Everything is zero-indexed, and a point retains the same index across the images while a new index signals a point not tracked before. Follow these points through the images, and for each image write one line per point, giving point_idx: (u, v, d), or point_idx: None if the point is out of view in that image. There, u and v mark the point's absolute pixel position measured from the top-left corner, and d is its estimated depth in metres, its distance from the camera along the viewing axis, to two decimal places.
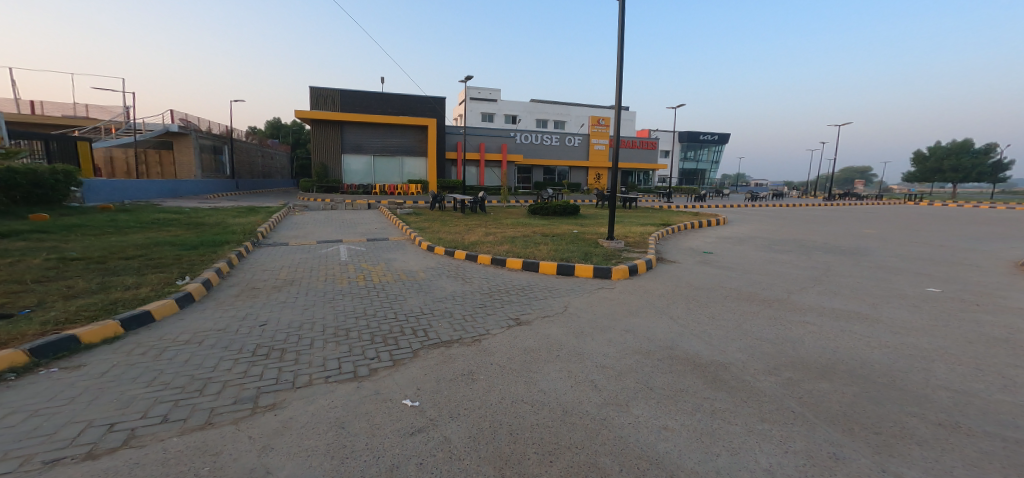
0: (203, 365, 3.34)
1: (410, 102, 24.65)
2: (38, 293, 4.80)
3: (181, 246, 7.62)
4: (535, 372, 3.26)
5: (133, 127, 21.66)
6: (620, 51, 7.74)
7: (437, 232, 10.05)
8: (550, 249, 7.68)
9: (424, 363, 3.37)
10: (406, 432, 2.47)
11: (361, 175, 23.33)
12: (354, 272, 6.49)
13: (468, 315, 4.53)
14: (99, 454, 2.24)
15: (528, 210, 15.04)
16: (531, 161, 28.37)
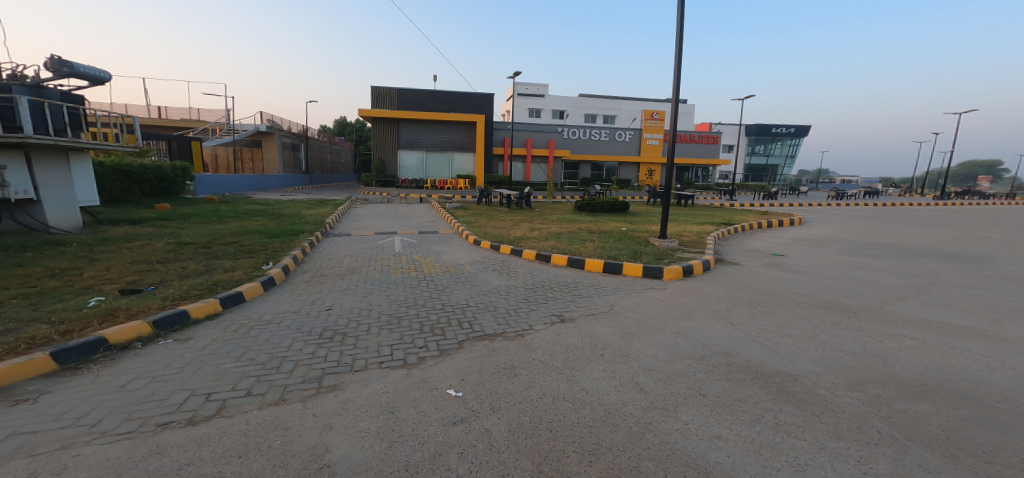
0: (280, 343, 3.61)
1: (461, 99, 25.08)
2: (161, 272, 5.45)
3: (264, 234, 8.28)
4: (577, 370, 3.24)
5: (232, 129, 23.81)
6: (680, 42, 7.41)
7: (484, 226, 10.19)
8: (596, 247, 7.56)
9: (468, 355, 3.45)
10: (449, 422, 2.55)
11: (414, 170, 24.07)
12: (406, 263, 6.73)
13: (512, 310, 4.57)
14: (199, 421, 2.49)
15: (576, 207, 14.85)
16: (578, 157, 28.02)
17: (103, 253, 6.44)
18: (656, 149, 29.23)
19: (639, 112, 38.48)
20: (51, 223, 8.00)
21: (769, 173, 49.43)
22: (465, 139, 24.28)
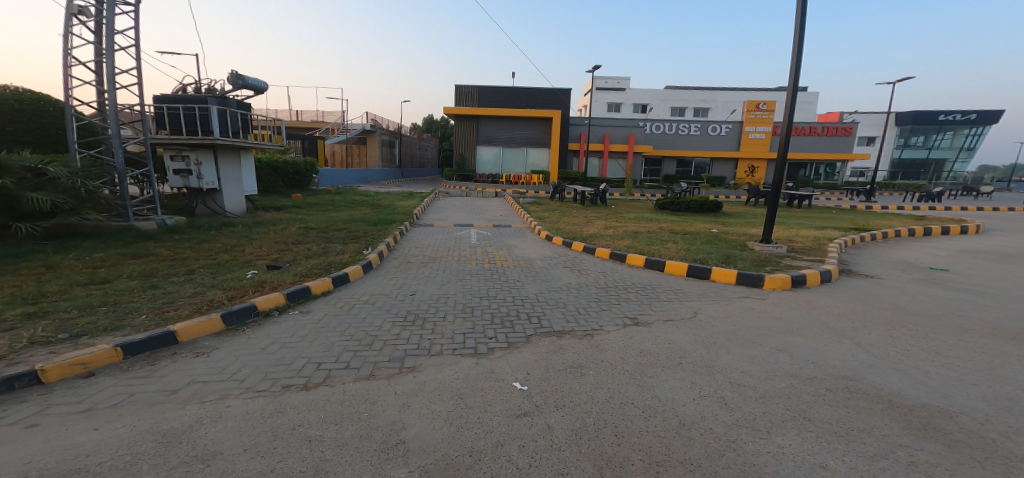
0: (373, 323, 3.94)
1: (542, 95, 25.19)
2: (295, 252, 6.23)
3: (366, 222, 9.05)
4: (650, 376, 3.11)
5: (345, 129, 26.43)
6: (801, 27, 6.71)
7: (558, 222, 10.16)
8: (678, 249, 7.13)
9: (536, 350, 3.47)
10: (513, 414, 2.59)
11: (491, 165, 24.67)
12: (481, 255, 6.93)
13: (582, 308, 4.51)
14: (310, 386, 2.82)
15: (657, 205, 14.17)
16: (660, 153, 26.81)
17: (244, 233, 7.51)
18: (758, 144, 26.67)
19: (738, 104, 35.28)
20: (229, 208, 9.55)
21: (932, 169, 41.19)
22: (545, 135, 24.28)
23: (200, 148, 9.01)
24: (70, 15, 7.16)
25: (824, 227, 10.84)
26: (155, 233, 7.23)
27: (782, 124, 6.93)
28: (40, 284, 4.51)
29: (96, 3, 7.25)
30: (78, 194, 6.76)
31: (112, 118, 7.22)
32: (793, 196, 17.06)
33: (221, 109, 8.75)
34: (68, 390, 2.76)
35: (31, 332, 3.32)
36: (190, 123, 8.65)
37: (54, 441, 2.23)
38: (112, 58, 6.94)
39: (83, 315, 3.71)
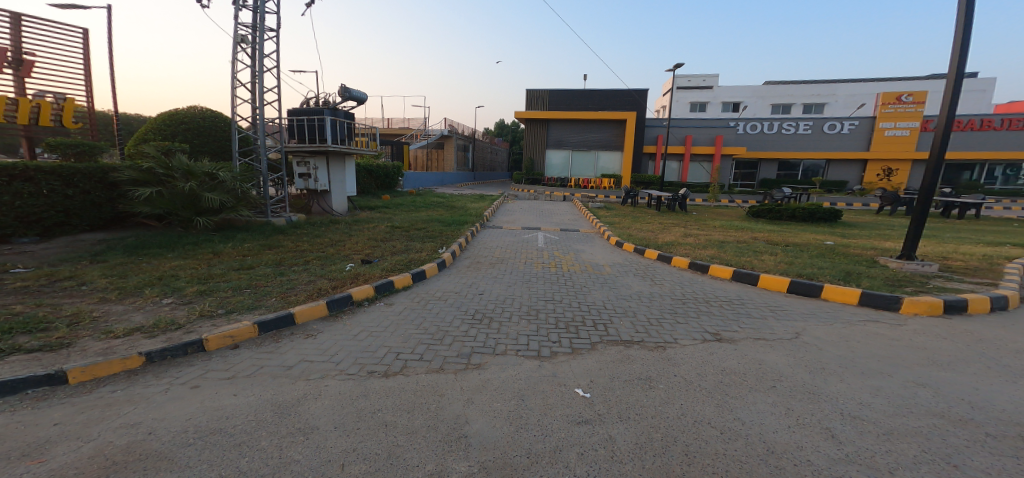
0: (444, 319, 4.12)
1: (618, 97, 24.27)
2: (384, 248, 6.74)
3: (441, 223, 9.52)
4: (734, 397, 2.87)
5: (427, 135, 28.02)
6: (964, 8, 5.78)
7: (630, 228, 9.80)
8: (775, 262, 6.51)
9: (601, 357, 3.38)
10: (574, 420, 2.55)
11: (559, 169, 24.54)
12: (547, 258, 6.91)
13: (655, 319, 4.28)
14: (389, 374, 3.02)
15: (751, 212, 13.00)
16: (758, 156, 24.65)
17: (345, 230, 8.28)
18: (902, 142, 23.41)
19: (869, 98, 31.35)
20: (335, 207, 10.53)
21: None
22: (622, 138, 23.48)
23: (316, 154, 10.13)
24: (235, 43, 8.39)
25: (994, 243, 8.97)
26: (276, 226, 8.25)
27: (938, 118, 5.98)
28: (201, 267, 5.38)
29: (253, 30, 8.38)
30: (237, 193, 7.80)
31: (260, 130, 8.38)
32: (955, 203, 14.42)
33: (334, 120, 9.78)
34: (221, 358, 3.25)
35: (200, 306, 4.01)
36: (312, 133, 9.76)
37: (204, 402, 2.65)
38: (263, 79, 8.04)
39: (235, 295, 4.38)
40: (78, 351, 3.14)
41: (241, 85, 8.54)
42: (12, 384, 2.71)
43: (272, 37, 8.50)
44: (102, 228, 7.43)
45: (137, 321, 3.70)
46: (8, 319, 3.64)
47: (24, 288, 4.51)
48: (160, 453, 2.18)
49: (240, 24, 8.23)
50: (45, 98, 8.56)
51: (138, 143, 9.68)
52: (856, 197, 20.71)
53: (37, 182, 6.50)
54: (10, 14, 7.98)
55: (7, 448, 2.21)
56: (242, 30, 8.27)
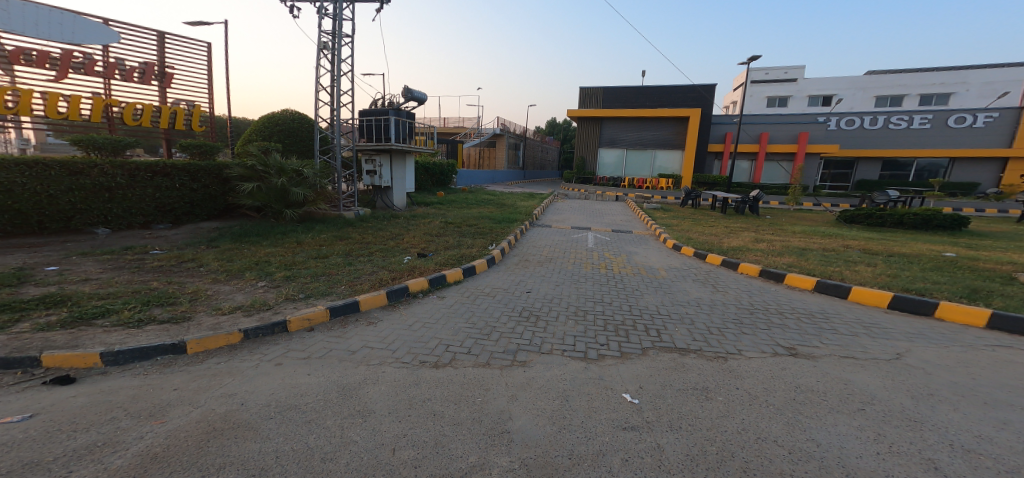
0: (492, 315, 4.17)
1: (681, 93, 22.88)
2: (440, 243, 6.99)
3: (492, 220, 9.66)
4: (809, 417, 2.61)
5: (482, 133, 28.41)
6: None
7: (690, 231, 9.24)
8: (868, 273, 5.81)
9: (653, 364, 3.24)
10: (620, 425, 2.48)
11: (611, 168, 23.74)
12: (597, 259, 6.75)
13: (716, 329, 4.00)
14: (438, 365, 3.13)
15: (842, 217, 11.73)
16: (858, 154, 22.07)
17: (404, 224, 8.70)
18: None
19: (1016, 86, 26.88)
20: (395, 203, 11.11)
21: None
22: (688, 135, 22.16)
23: (382, 153, 10.72)
24: (319, 50, 9.12)
25: None
26: (350, 220, 8.86)
27: None
28: (287, 254, 5.94)
29: (333, 37, 9.03)
30: (318, 188, 8.49)
31: (337, 130, 9.03)
32: None
33: (397, 120, 10.29)
34: (300, 339, 3.58)
35: (286, 290, 4.44)
36: (381, 132, 10.32)
37: (285, 379, 2.93)
38: (340, 83, 8.64)
39: (313, 281, 4.78)
40: (195, 324, 3.63)
41: (323, 88, 9.25)
42: (145, 351, 3.19)
43: (349, 42, 9.11)
44: (215, 217, 8.46)
45: (238, 301, 4.19)
46: (144, 293, 4.29)
47: (155, 267, 5.28)
48: (247, 423, 2.44)
49: (321, 32, 8.91)
50: (180, 105, 9.57)
51: (244, 143, 10.94)
52: (986, 201, 17.82)
53: (172, 177, 7.62)
54: (154, 33, 9.27)
55: (138, 407, 2.60)
56: (324, 38, 8.96)
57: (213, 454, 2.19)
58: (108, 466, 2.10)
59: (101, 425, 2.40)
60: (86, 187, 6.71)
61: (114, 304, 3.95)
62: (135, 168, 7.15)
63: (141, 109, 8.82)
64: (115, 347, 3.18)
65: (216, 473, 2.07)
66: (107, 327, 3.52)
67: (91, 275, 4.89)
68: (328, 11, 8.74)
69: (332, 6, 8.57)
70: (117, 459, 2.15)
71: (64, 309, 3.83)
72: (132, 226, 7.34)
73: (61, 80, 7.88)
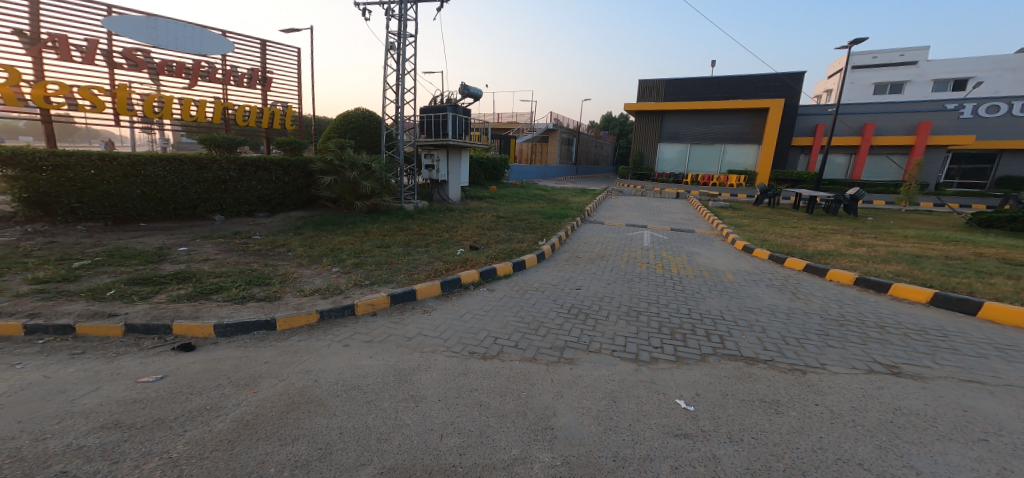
0: (540, 310, 4.16)
1: (760, 82, 20.39)
2: (491, 236, 7.09)
3: (542, 215, 9.61)
4: (909, 442, 2.30)
5: (535, 128, 28.18)
6: None
7: (764, 232, 8.45)
8: (999, 287, 4.95)
9: (713, 371, 3.05)
10: (671, 432, 2.38)
11: (671, 163, 22.44)
12: (653, 259, 6.43)
13: (794, 340, 3.63)
14: (486, 357, 3.20)
15: (977, 221, 10.11)
16: (999, 146, 18.78)
17: (457, 217, 8.94)
18: None
19: None
20: (450, 196, 11.47)
21: None
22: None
23: (440, 148, 11.08)
24: (387, 50, 9.61)
25: None
26: (414, 213, 9.30)
27: None
28: (357, 242, 6.39)
29: (399, 37, 9.47)
30: (384, 182, 9.00)
31: (399, 127, 9.47)
32: None
33: (454, 116, 10.55)
34: (365, 323, 3.85)
35: (355, 276, 4.78)
36: (441, 128, 10.64)
37: (351, 360, 3.17)
38: (404, 81, 9.06)
39: (378, 269, 5.10)
40: (284, 303, 4.05)
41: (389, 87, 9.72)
42: (245, 325, 3.62)
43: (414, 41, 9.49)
44: (301, 208, 9.31)
45: (317, 284, 4.60)
46: (246, 274, 4.86)
47: (255, 251, 5.95)
48: (318, 399, 2.68)
49: (389, 33, 9.36)
50: (277, 106, 10.63)
51: (325, 140, 11.89)
52: None
53: (269, 171, 8.53)
54: (257, 40, 10.32)
55: (238, 376, 2.97)
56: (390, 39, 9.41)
57: (290, 425, 2.43)
58: (212, 428, 2.41)
59: (209, 391, 2.78)
60: (209, 179, 7.76)
61: (225, 282, 4.53)
62: (244, 163, 8.17)
63: (249, 111, 9.98)
64: (224, 320, 3.65)
65: (293, 443, 2.29)
66: (220, 301, 4.06)
67: (210, 256, 5.66)
68: (395, 12, 9.16)
69: (398, 7, 8.99)
70: (219, 422, 2.46)
71: (190, 284, 4.47)
72: (240, 214, 8.33)
73: (193, 86, 9.12)
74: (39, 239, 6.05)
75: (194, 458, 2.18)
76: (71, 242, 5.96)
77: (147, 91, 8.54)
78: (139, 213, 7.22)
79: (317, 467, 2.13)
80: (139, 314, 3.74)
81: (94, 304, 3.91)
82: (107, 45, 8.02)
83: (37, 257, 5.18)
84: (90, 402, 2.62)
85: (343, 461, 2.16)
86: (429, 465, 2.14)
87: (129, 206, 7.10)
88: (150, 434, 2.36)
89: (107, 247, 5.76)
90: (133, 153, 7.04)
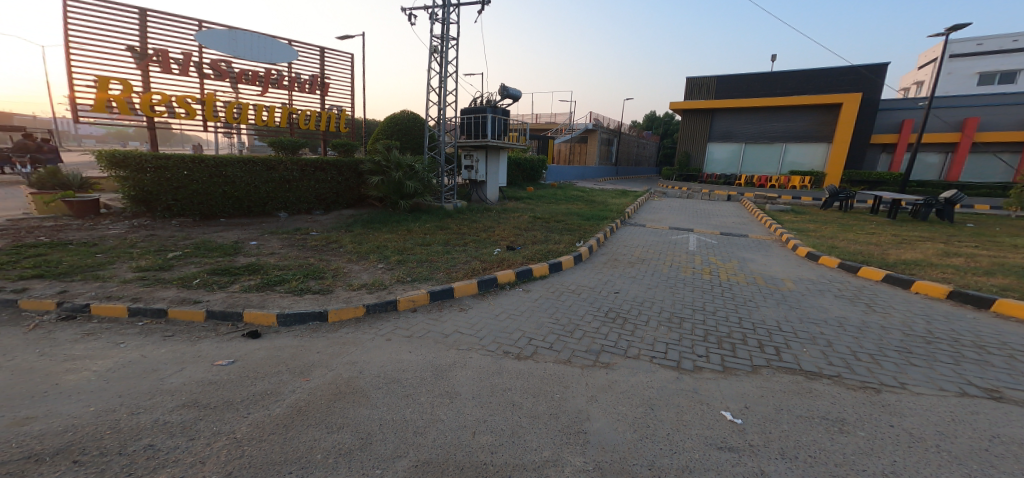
0: (577, 313, 4.10)
1: (832, 76, 18.88)
2: (527, 237, 7.10)
3: (580, 216, 9.47)
4: (1007, 474, 2.08)
5: (574, 128, 27.80)
6: None
7: (831, 239, 7.82)
8: None
9: (764, 384, 2.87)
10: (715, 444, 2.28)
11: (721, 163, 21.45)
12: (700, 264, 6.15)
13: (866, 356, 3.34)
14: (521, 357, 3.21)
15: None
16: None
17: (495, 217, 9.03)
18: None
19: None
20: (489, 197, 11.58)
21: None
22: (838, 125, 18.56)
23: (482, 149, 11.23)
24: (431, 54, 9.83)
25: None
26: (455, 212, 9.48)
27: None
28: (400, 240, 6.62)
29: (442, 41, 9.65)
30: (426, 182, 9.25)
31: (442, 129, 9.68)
32: None
33: (494, 117, 10.70)
34: (406, 318, 3.98)
35: (398, 273, 4.96)
36: (481, 129, 10.80)
37: (393, 354, 3.28)
38: (447, 84, 9.26)
39: (420, 266, 5.26)
40: (336, 296, 4.28)
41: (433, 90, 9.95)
42: (302, 316, 3.85)
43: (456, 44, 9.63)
44: (352, 206, 9.76)
45: (365, 279, 4.81)
46: (303, 268, 5.17)
47: (312, 246, 6.32)
48: (362, 390, 2.80)
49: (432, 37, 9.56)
50: (334, 110, 11.15)
51: (374, 142, 12.35)
52: None
53: (326, 171, 9.01)
54: (318, 49, 10.98)
55: (295, 364, 3.16)
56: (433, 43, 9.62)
57: (336, 414, 2.56)
58: (271, 412, 2.59)
59: (270, 376, 2.98)
60: (276, 179, 8.34)
61: (287, 275, 4.84)
62: (305, 164, 8.66)
63: (310, 114, 10.57)
64: (285, 310, 3.91)
65: (338, 431, 2.41)
66: (283, 292, 4.35)
67: (275, 250, 6.08)
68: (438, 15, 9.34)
69: (442, 11, 9.17)
70: (276, 407, 2.64)
71: (257, 276, 4.82)
72: (300, 212, 8.88)
73: (265, 93, 9.83)
74: (142, 232, 6.77)
75: (254, 440, 2.34)
76: (166, 235, 6.61)
77: (229, 99, 9.31)
78: (219, 210, 7.94)
79: (359, 456, 2.22)
80: (218, 302, 4.09)
81: (183, 291, 4.32)
82: (199, 57, 8.84)
83: (141, 247, 5.80)
84: (174, 382, 2.90)
85: (382, 453, 2.24)
86: (461, 461, 2.18)
87: (212, 204, 7.82)
88: (219, 414, 2.57)
89: (195, 240, 6.35)
90: (218, 155, 7.77)
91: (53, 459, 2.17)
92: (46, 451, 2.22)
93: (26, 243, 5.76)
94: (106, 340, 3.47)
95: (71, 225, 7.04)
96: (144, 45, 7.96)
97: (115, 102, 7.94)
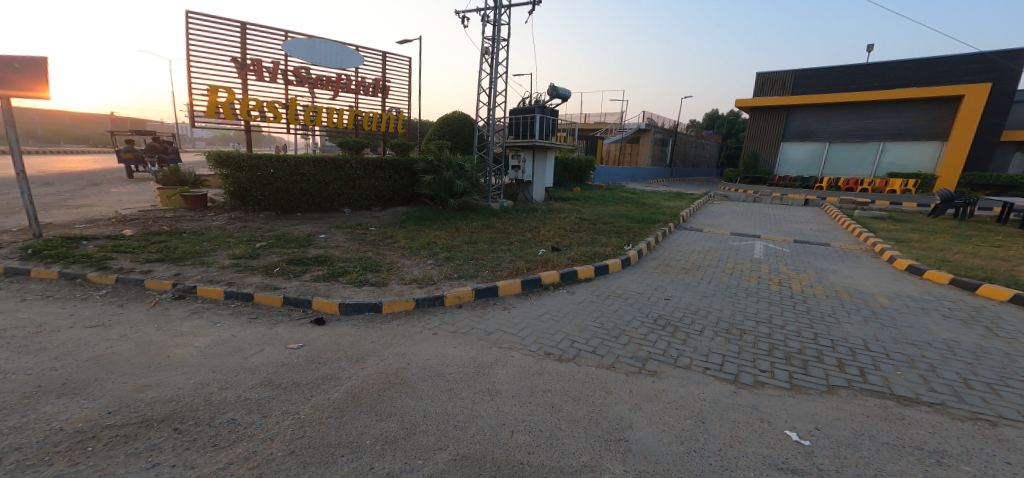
0: (624, 318, 3.98)
1: (953, 65, 16.80)
2: (572, 238, 7.02)
3: (629, 218, 9.23)
4: None
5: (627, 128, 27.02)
6: None
7: (940, 252, 6.99)
8: None
9: (839, 405, 2.64)
10: (775, 464, 2.13)
11: (797, 165, 20.07)
12: (768, 273, 5.74)
13: (982, 384, 2.96)
14: (563, 359, 3.17)
15: None
16: None
17: (540, 217, 9.02)
18: None
19: None
20: (535, 197, 11.59)
21: None
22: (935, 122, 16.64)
23: (531, 149, 11.24)
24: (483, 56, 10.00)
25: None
26: (501, 212, 9.57)
27: None
28: (449, 237, 6.79)
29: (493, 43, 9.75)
30: (475, 182, 9.42)
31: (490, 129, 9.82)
32: None
33: (542, 117, 10.77)
34: (451, 313, 4.09)
35: (447, 269, 5.09)
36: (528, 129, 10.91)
37: (438, 348, 3.37)
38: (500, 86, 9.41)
39: (467, 264, 5.37)
40: (390, 289, 4.47)
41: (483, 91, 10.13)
42: (359, 306, 4.07)
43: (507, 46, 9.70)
44: (406, 203, 10.14)
45: (415, 274, 4.98)
46: (361, 261, 5.44)
47: (371, 241, 6.64)
48: (408, 381, 2.91)
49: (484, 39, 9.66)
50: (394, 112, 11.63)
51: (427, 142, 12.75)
52: None
53: (385, 170, 9.42)
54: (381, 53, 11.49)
55: (352, 352, 3.34)
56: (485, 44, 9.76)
57: (385, 403, 2.67)
58: (329, 395, 2.76)
59: (330, 362, 3.17)
60: (343, 177, 8.87)
61: (348, 267, 5.13)
62: (367, 163, 9.12)
63: (373, 116, 11.11)
64: (346, 300, 4.15)
65: (386, 419, 2.52)
66: (345, 283, 4.61)
67: (341, 243, 6.46)
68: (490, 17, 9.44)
69: (494, 13, 9.26)
70: (335, 391, 2.81)
71: (323, 267, 5.15)
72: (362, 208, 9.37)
73: (336, 96, 10.49)
74: (236, 223, 7.47)
75: (314, 421, 2.51)
76: (256, 227, 7.25)
77: (306, 102, 10.01)
78: (296, 206, 8.58)
79: (403, 446, 2.31)
80: (293, 289, 4.42)
81: (266, 278, 4.71)
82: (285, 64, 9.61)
83: (236, 237, 6.40)
84: (255, 361, 3.16)
85: (425, 444, 2.31)
86: (499, 459, 2.19)
87: (290, 200, 8.47)
88: (287, 394, 2.78)
89: (277, 232, 6.90)
90: (297, 155, 8.43)
91: (158, 425, 2.44)
92: (154, 417, 2.50)
93: (151, 230, 6.56)
94: (205, 319, 3.87)
95: (184, 216, 7.94)
96: (243, 56, 8.75)
97: (222, 107, 8.81)
